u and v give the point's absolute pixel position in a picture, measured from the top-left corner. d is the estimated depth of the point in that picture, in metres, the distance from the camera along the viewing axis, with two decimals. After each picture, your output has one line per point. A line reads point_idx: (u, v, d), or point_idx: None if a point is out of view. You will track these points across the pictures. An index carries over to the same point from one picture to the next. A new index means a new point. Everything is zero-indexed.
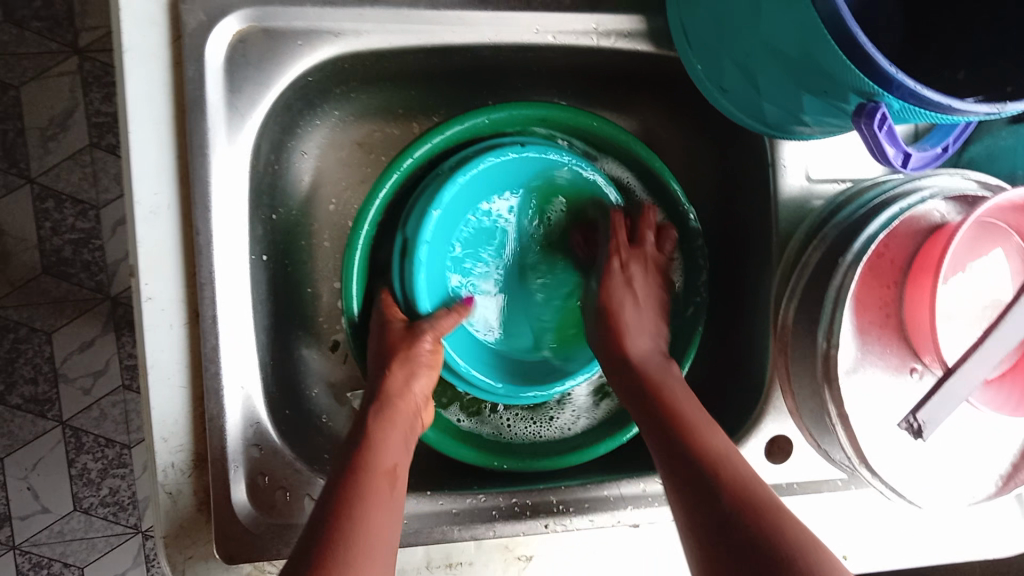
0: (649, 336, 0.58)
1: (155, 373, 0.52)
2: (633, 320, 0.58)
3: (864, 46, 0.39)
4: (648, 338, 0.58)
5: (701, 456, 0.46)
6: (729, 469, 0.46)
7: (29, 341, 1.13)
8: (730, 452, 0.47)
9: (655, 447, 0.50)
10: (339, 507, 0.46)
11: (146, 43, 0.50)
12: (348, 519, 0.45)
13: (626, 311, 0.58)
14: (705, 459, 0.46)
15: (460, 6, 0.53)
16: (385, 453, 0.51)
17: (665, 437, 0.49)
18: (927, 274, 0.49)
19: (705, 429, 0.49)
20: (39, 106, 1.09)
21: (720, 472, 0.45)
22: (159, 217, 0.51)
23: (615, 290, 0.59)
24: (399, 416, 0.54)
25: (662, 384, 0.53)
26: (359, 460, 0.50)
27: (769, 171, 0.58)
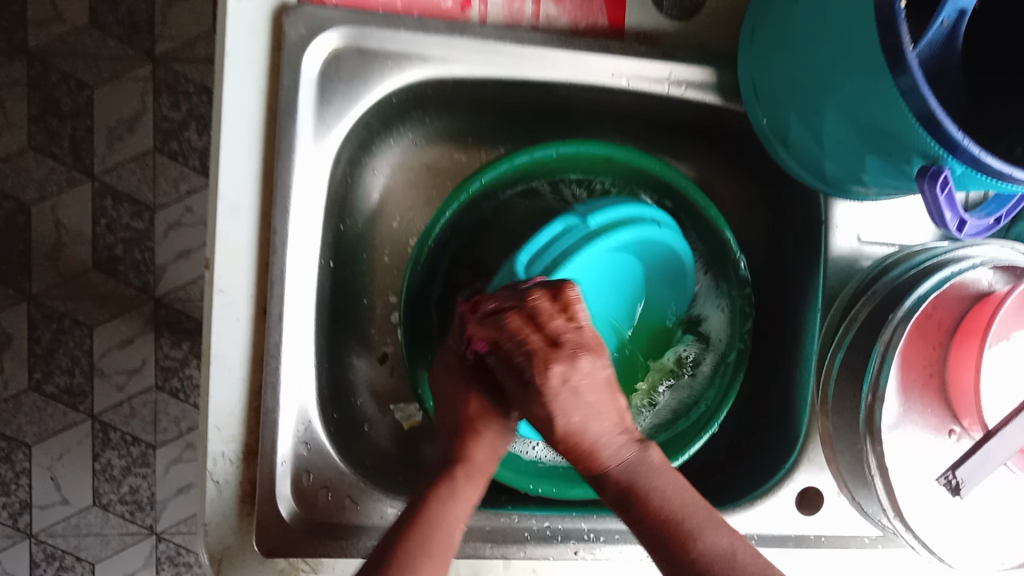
0: (592, 426, 0.48)
1: (217, 362, 0.54)
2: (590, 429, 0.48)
3: (936, 110, 0.41)
4: (607, 415, 0.48)
5: (665, 531, 0.45)
6: (703, 544, 0.44)
7: (70, 333, 1.16)
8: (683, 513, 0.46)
9: (618, 511, 0.48)
10: (390, 569, 0.45)
11: (248, 51, 0.53)
12: (399, 553, 0.45)
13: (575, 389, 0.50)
14: (671, 533, 0.45)
15: (543, 43, 0.56)
16: (453, 510, 0.49)
17: (625, 505, 0.47)
18: (971, 339, 0.51)
19: (670, 487, 0.47)
20: (110, 108, 1.14)
21: (695, 550, 0.44)
22: (239, 214, 0.54)
23: (544, 317, 0.48)
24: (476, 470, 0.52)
25: (580, 433, 0.48)
26: (424, 512, 0.48)
27: (822, 229, 0.59)
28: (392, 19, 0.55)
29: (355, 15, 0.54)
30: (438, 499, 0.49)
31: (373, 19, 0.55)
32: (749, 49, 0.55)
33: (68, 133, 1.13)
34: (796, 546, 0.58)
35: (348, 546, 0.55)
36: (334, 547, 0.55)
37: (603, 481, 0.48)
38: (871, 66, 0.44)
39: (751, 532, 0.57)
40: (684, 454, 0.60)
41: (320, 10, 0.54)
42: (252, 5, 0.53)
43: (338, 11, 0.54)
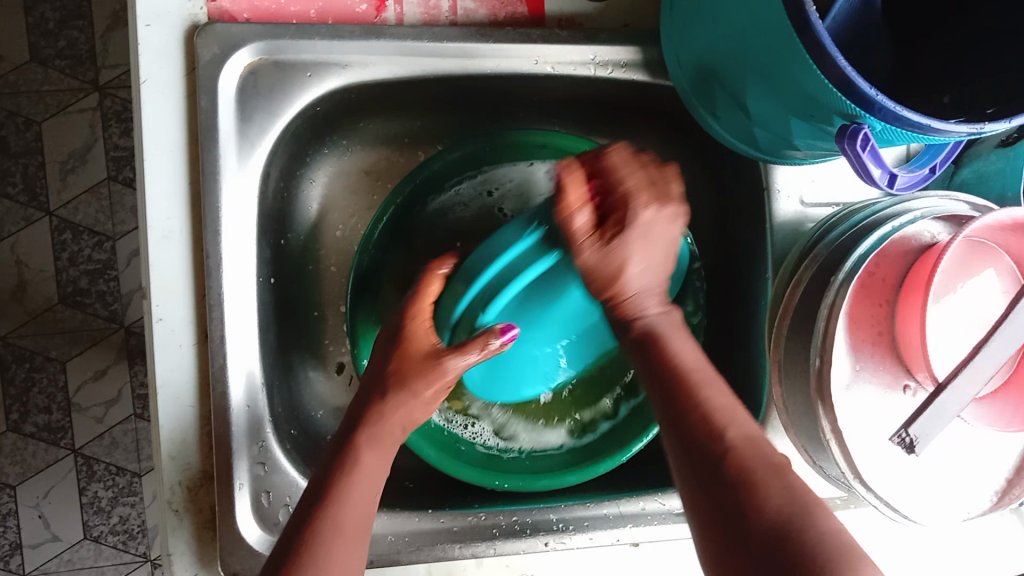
0: (644, 275, 0.47)
1: (164, 392, 0.54)
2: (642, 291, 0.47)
3: (845, 69, 0.40)
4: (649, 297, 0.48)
5: (701, 411, 0.43)
6: (734, 431, 0.42)
7: (44, 370, 1.15)
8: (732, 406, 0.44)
9: (681, 431, 0.43)
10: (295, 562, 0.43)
11: (162, 75, 0.53)
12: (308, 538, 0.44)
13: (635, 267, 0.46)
14: (703, 418, 0.42)
15: (462, 38, 0.55)
16: (355, 486, 0.46)
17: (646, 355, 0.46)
18: (916, 294, 0.50)
19: (691, 349, 0.46)
20: (59, 141, 1.13)
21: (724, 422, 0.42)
22: (171, 240, 0.53)
23: (619, 167, 0.47)
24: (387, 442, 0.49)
25: (692, 380, 0.44)
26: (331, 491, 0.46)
27: (764, 195, 0.59)
28: (306, 28, 0.54)
29: (268, 28, 0.53)
30: (344, 470, 0.47)
31: (286, 30, 0.54)
32: (669, 25, 0.55)
33: (20, 170, 1.12)
34: None
35: None
36: None
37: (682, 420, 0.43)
38: (779, 31, 0.43)
39: None
40: (647, 435, 0.60)
41: (232, 27, 0.53)
42: (163, 28, 0.53)
43: (250, 26, 0.53)
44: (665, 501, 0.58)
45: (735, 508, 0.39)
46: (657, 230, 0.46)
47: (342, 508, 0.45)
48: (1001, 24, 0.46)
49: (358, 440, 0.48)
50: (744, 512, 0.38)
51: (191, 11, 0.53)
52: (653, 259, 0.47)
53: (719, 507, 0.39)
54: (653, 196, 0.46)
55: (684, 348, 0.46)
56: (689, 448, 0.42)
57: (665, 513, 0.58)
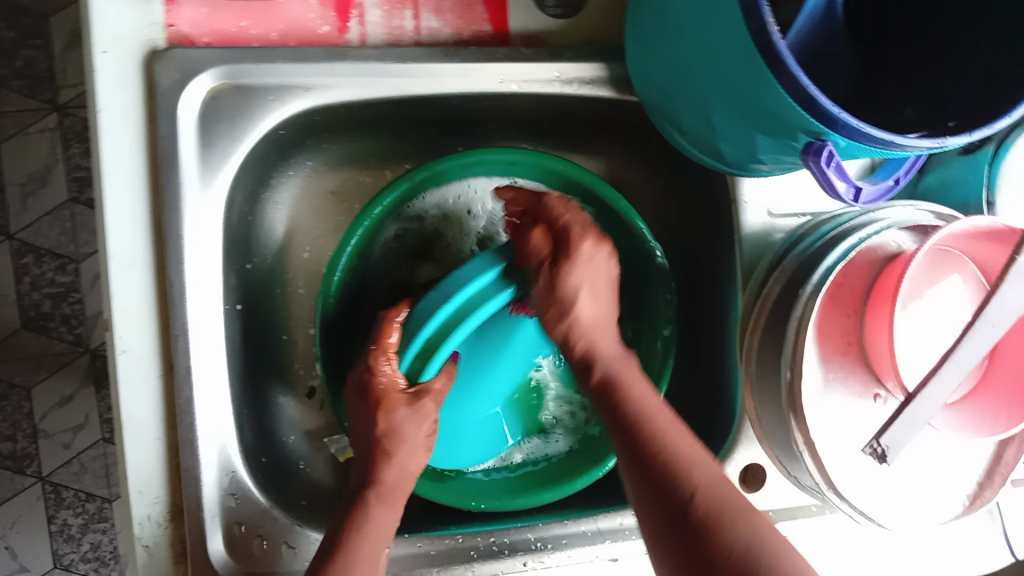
0: (594, 300, 0.54)
1: (130, 425, 0.53)
2: (599, 326, 0.54)
3: (808, 88, 0.41)
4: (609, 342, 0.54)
5: (663, 463, 0.46)
6: (689, 476, 0.45)
7: (8, 397, 1.12)
8: (688, 450, 0.46)
9: (647, 486, 0.46)
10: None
11: (120, 102, 0.52)
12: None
13: (584, 311, 0.53)
14: (665, 469, 0.45)
15: (427, 58, 0.55)
16: (365, 537, 0.50)
17: (605, 401, 0.51)
18: (882, 303, 0.50)
19: (642, 394, 0.51)
20: (18, 163, 1.10)
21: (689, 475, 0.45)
22: (134, 270, 0.52)
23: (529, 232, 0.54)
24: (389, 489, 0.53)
25: (651, 437, 0.47)
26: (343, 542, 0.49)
27: (732, 208, 0.60)
28: (268, 51, 0.53)
29: (229, 52, 0.53)
30: (356, 523, 0.50)
31: (247, 53, 0.53)
32: (632, 41, 0.55)
33: None
34: None
35: None
36: None
37: (647, 475, 0.46)
38: (742, 50, 0.43)
39: None
40: None
41: (190, 52, 0.52)
42: (120, 55, 0.52)
43: (210, 50, 0.52)
44: None
45: (705, 561, 0.42)
46: (591, 267, 0.54)
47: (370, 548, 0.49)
48: (958, 38, 0.47)
49: (366, 498, 0.52)
50: (716, 563, 0.41)
51: (149, 36, 0.52)
52: (597, 294, 0.54)
53: (694, 561, 0.42)
54: (587, 236, 0.54)
55: (638, 397, 0.50)
56: (659, 501, 0.45)
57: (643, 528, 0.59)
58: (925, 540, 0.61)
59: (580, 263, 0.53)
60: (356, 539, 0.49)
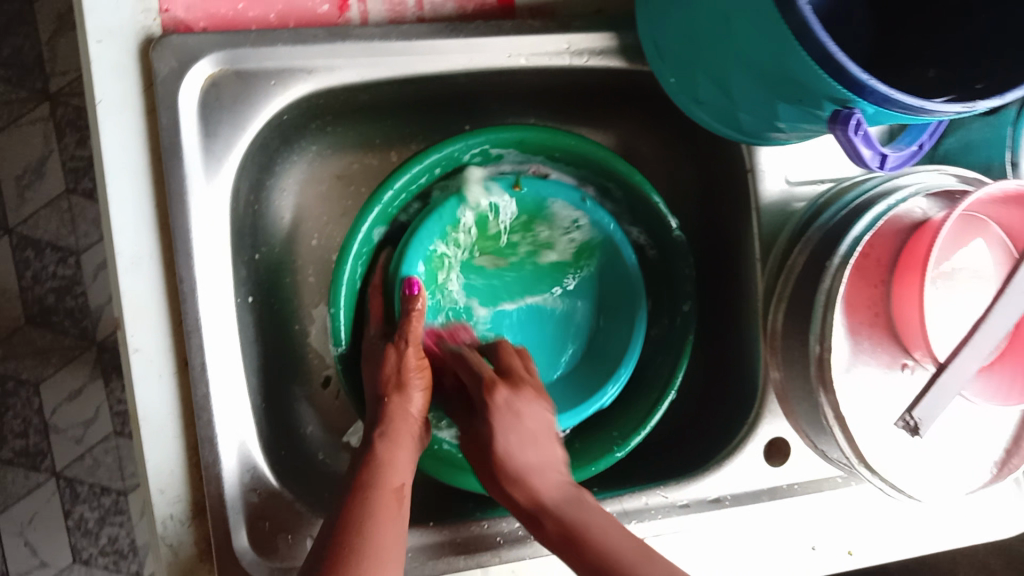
0: (529, 450, 0.55)
1: (147, 423, 0.52)
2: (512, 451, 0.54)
3: (835, 53, 0.39)
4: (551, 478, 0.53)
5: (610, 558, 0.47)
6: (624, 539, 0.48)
7: (17, 394, 1.12)
8: (608, 529, 0.49)
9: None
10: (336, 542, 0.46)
11: (118, 93, 0.50)
12: (359, 531, 0.47)
13: (508, 436, 0.55)
14: (597, 543, 0.48)
15: (431, 35, 0.53)
16: (392, 471, 0.52)
17: (513, 500, 0.53)
18: (913, 270, 0.49)
19: (551, 484, 0.53)
20: (13, 156, 1.09)
21: (633, 568, 0.46)
22: (141, 266, 0.51)
23: (510, 372, 0.59)
24: (403, 434, 0.55)
25: (584, 512, 0.50)
26: (364, 481, 0.51)
27: (749, 178, 0.58)
28: (267, 34, 0.52)
29: (227, 37, 0.51)
30: (371, 465, 0.52)
31: (245, 38, 0.51)
32: (643, 11, 0.54)
33: None
34: (771, 499, 0.59)
35: None
36: None
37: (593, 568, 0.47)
38: (765, 16, 0.42)
39: (721, 494, 0.59)
40: (645, 428, 0.60)
41: (188, 38, 0.50)
42: (116, 44, 0.50)
43: (207, 35, 0.51)
44: (668, 494, 0.58)
45: None
46: (514, 427, 0.55)
47: (384, 476, 0.51)
48: None
49: (375, 440, 0.54)
50: None
51: (144, 23, 0.50)
52: (533, 449, 0.55)
53: None
54: (507, 387, 0.57)
55: (603, 521, 0.49)
56: None
57: (669, 507, 0.58)
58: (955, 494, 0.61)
59: (515, 398, 0.57)
60: (380, 477, 0.51)
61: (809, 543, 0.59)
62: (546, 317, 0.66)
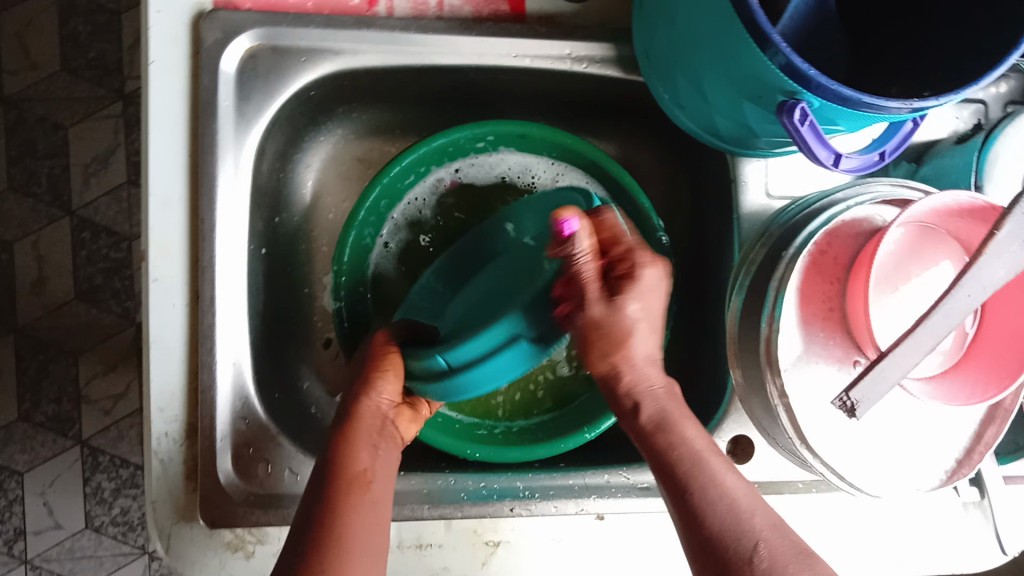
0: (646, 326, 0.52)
1: (156, 347, 0.57)
2: (639, 355, 0.52)
3: (779, 45, 0.44)
4: (652, 365, 0.53)
5: (694, 474, 0.46)
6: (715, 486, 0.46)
7: (56, 362, 1.19)
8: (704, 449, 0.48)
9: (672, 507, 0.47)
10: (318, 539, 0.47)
11: (169, 56, 0.57)
12: (328, 524, 0.47)
13: (636, 345, 0.52)
14: (683, 467, 0.47)
15: (446, 31, 0.60)
16: (355, 459, 0.52)
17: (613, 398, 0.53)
18: (862, 269, 0.52)
19: (670, 400, 0.51)
20: (84, 145, 1.19)
21: (704, 498, 0.45)
22: (170, 207, 0.57)
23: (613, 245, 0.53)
24: (363, 427, 0.55)
25: (677, 425, 0.50)
26: (331, 469, 0.51)
27: (733, 187, 0.63)
28: (302, 17, 0.59)
29: (268, 16, 0.58)
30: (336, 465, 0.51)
31: (284, 19, 0.59)
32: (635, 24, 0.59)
33: (45, 171, 1.18)
34: None
35: (287, 514, 0.57)
36: (274, 516, 0.57)
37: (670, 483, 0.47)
38: (726, 16, 0.47)
39: None
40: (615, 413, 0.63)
41: (234, 14, 0.58)
42: (172, 14, 0.58)
43: (251, 14, 0.58)
44: (630, 475, 0.62)
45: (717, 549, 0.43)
46: (654, 304, 0.53)
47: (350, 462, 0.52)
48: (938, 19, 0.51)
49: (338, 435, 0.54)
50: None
51: None
52: (649, 331, 0.52)
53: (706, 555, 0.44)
54: (642, 260, 0.52)
55: (696, 437, 0.49)
56: (701, 546, 0.44)
57: (629, 487, 0.61)
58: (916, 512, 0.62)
59: (648, 273, 0.52)
60: (346, 466, 0.51)
61: None
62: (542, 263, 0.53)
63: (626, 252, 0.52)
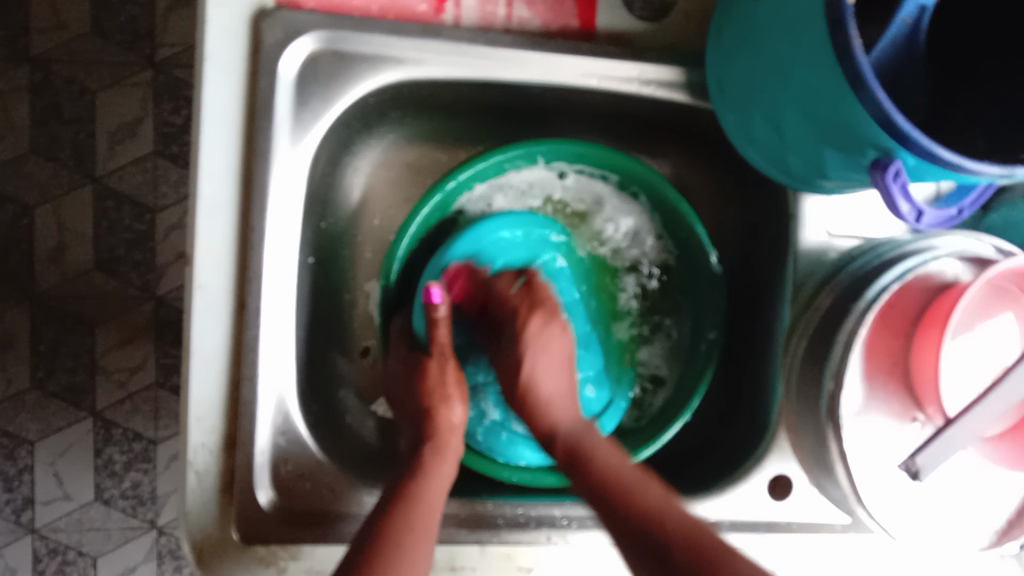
0: (546, 366, 0.62)
1: (198, 355, 0.56)
2: (538, 373, 0.62)
3: (884, 104, 0.42)
4: (562, 400, 0.62)
5: (645, 514, 0.49)
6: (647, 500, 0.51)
7: (73, 332, 1.17)
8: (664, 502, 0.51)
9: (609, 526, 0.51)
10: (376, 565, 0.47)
11: (226, 54, 0.55)
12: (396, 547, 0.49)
13: (543, 387, 0.61)
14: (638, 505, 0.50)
15: (514, 46, 0.58)
16: (431, 489, 0.54)
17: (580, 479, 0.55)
18: (933, 327, 0.51)
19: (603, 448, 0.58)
20: (110, 112, 1.16)
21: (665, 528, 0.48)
22: (219, 212, 0.56)
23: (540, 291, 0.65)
24: (448, 450, 0.58)
25: (585, 445, 0.58)
26: (410, 492, 0.53)
27: (792, 223, 0.61)
28: (367, 22, 0.57)
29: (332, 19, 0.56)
30: (410, 491, 0.53)
31: (348, 23, 0.57)
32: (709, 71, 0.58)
33: (70, 137, 1.16)
34: (768, 532, 0.59)
35: (323, 533, 0.56)
36: (310, 534, 0.56)
37: (621, 522, 0.50)
38: (824, 63, 0.45)
39: (720, 518, 0.59)
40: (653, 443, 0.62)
41: (297, 16, 0.56)
42: (231, 10, 0.55)
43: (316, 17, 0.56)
44: None
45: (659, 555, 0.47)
46: (551, 342, 0.64)
47: (428, 493, 0.53)
48: None
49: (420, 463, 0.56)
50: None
51: None
52: (556, 375, 0.63)
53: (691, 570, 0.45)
54: (543, 314, 0.63)
55: (654, 493, 0.51)
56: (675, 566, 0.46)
57: None
58: (958, 566, 0.61)
59: (549, 324, 0.64)
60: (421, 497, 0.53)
61: None
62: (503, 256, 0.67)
63: (528, 303, 0.64)
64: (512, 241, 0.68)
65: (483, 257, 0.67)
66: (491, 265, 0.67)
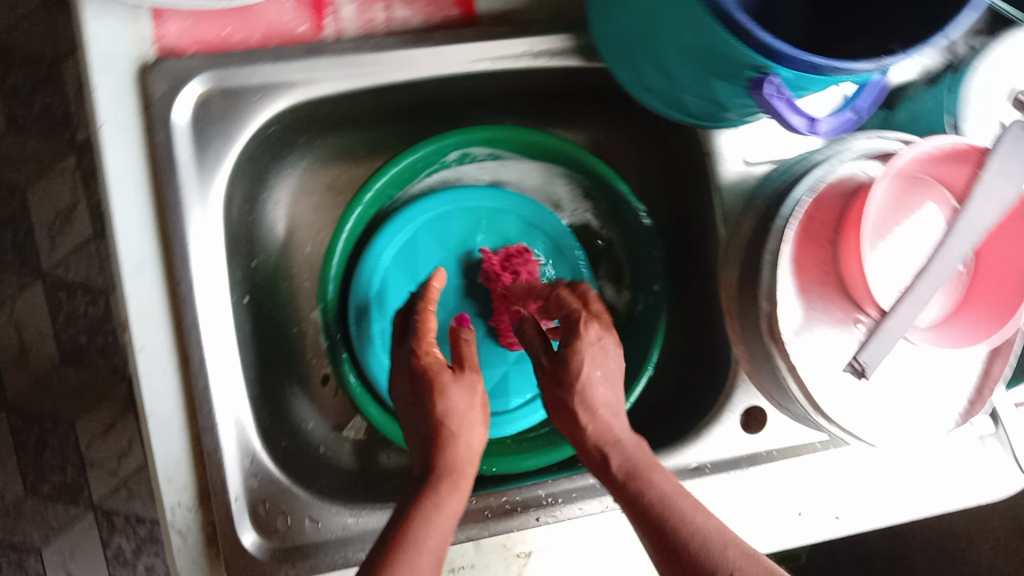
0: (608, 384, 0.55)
1: (153, 417, 0.56)
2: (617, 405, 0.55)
3: (748, 28, 0.43)
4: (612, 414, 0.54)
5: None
6: (732, 547, 0.45)
7: (54, 430, 1.16)
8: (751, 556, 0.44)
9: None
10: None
11: (118, 115, 0.55)
12: None
13: (595, 393, 0.54)
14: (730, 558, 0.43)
15: (399, 46, 0.58)
16: (431, 534, 0.47)
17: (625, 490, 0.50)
18: (853, 229, 0.51)
19: (656, 470, 0.50)
20: (43, 204, 1.15)
21: None
22: (144, 273, 0.55)
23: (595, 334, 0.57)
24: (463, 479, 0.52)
25: (644, 471, 0.50)
26: (401, 539, 0.46)
27: (710, 160, 0.61)
28: (250, 55, 0.57)
29: (214, 59, 0.56)
30: (424, 513, 0.49)
31: (231, 59, 0.57)
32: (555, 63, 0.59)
33: (9, 236, 1.15)
34: (750, 465, 0.60)
35: (315, 563, 0.57)
36: (303, 567, 0.57)
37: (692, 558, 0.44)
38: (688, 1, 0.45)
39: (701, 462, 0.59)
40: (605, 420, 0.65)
41: (179, 62, 0.56)
42: (114, 72, 0.55)
43: (197, 59, 0.56)
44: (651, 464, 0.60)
45: None
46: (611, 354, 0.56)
47: (423, 537, 0.47)
48: None
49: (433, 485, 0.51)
50: None
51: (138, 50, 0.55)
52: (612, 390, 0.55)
53: None
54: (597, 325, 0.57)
55: (712, 520, 0.46)
56: None
57: None
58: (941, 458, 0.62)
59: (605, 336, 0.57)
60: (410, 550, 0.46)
61: (795, 508, 0.59)
62: (422, 248, 0.68)
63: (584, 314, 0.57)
64: (429, 231, 0.68)
65: (401, 263, 0.68)
66: (409, 273, 0.68)
